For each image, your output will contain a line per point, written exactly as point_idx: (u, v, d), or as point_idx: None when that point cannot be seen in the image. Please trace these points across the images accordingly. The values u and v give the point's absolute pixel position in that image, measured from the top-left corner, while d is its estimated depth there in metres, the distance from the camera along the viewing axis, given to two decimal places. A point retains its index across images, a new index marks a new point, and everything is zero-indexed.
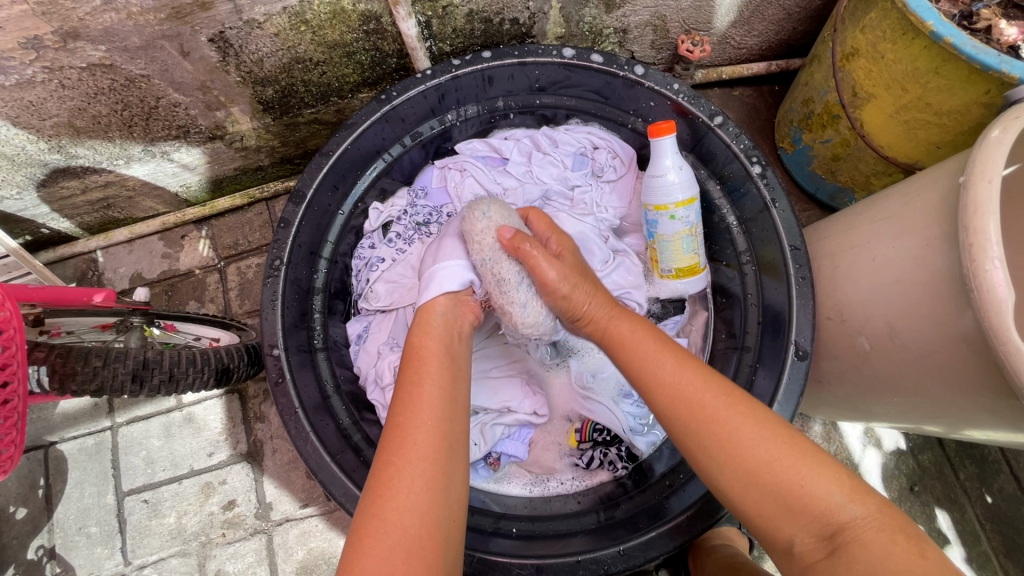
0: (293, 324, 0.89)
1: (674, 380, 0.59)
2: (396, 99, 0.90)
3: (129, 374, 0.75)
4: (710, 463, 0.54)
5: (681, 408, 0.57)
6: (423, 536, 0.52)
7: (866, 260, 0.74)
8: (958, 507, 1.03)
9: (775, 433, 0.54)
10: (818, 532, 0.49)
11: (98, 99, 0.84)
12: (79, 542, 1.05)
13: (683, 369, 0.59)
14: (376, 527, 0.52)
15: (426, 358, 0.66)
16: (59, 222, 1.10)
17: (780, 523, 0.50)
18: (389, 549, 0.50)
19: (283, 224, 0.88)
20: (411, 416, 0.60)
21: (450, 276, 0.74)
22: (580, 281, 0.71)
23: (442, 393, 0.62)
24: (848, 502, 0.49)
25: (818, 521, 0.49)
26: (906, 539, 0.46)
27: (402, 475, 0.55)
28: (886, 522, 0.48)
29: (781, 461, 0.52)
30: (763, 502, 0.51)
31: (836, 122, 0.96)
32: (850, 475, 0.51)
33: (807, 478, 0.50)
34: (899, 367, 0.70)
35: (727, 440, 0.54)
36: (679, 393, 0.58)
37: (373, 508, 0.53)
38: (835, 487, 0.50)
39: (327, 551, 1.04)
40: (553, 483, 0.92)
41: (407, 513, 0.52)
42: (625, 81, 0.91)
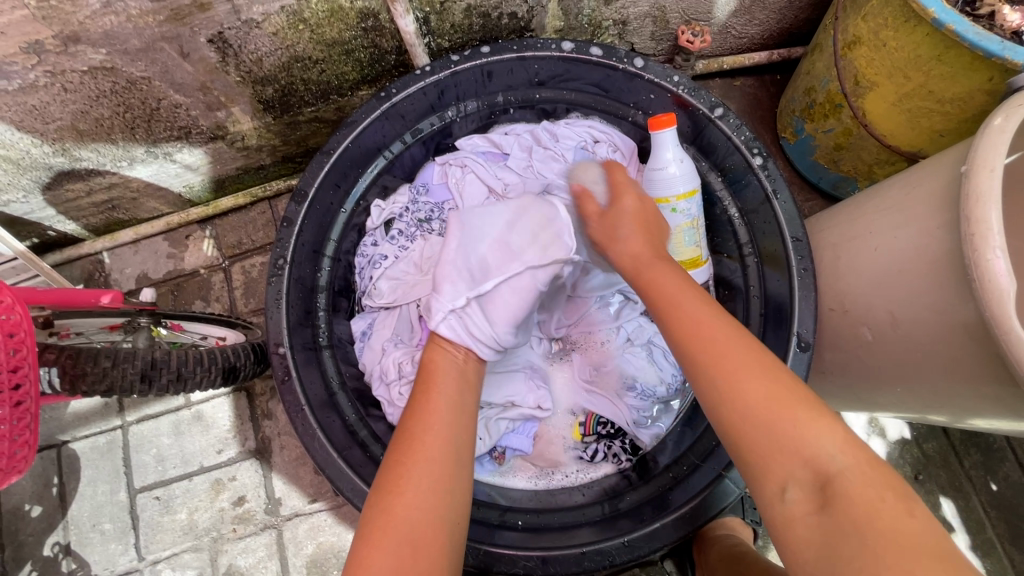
0: (298, 322, 0.90)
1: (690, 309, 0.57)
2: (396, 96, 0.90)
3: (139, 374, 0.75)
4: (707, 393, 0.53)
5: (689, 334, 0.55)
6: (422, 534, 0.54)
7: (868, 250, 0.73)
8: (963, 495, 1.03)
9: (772, 376, 0.51)
10: (809, 474, 0.47)
11: (100, 101, 0.84)
12: (94, 538, 1.08)
13: (700, 304, 0.57)
14: (378, 524, 0.55)
15: (438, 373, 0.68)
16: (65, 224, 1.11)
17: (770, 462, 0.48)
18: (387, 548, 0.53)
19: (286, 223, 0.88)
20: (421, 423, 0.62)
21: (472, 234, 0.81)
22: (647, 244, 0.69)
23: (451, 401, 0.65)
24: (836, 450, 0.47)
25: (808, 461, 0.47)
26: (895, 498, 0.44)
27: (410, 474, 0.57)
28: (873, 478, 0.45)
29: (775, 402, 0.49)
30: (757, 443, 0.49)
31: (838, 111, 0.95)
32: (842, 425, 0.49)
33: (798, 420, 0.48)
34: (902, 357, 0.70)
35: (738, 370, 0.51)
36: (690, 321, 0.56)
37: (382, 507, 0.56)
38: (828, 437, 0.48)
39: (336, 545, 1.05)
40: (557, 476, 0.92)
41: (405, 510, 0.55)
42: (625, 74, 0.91)
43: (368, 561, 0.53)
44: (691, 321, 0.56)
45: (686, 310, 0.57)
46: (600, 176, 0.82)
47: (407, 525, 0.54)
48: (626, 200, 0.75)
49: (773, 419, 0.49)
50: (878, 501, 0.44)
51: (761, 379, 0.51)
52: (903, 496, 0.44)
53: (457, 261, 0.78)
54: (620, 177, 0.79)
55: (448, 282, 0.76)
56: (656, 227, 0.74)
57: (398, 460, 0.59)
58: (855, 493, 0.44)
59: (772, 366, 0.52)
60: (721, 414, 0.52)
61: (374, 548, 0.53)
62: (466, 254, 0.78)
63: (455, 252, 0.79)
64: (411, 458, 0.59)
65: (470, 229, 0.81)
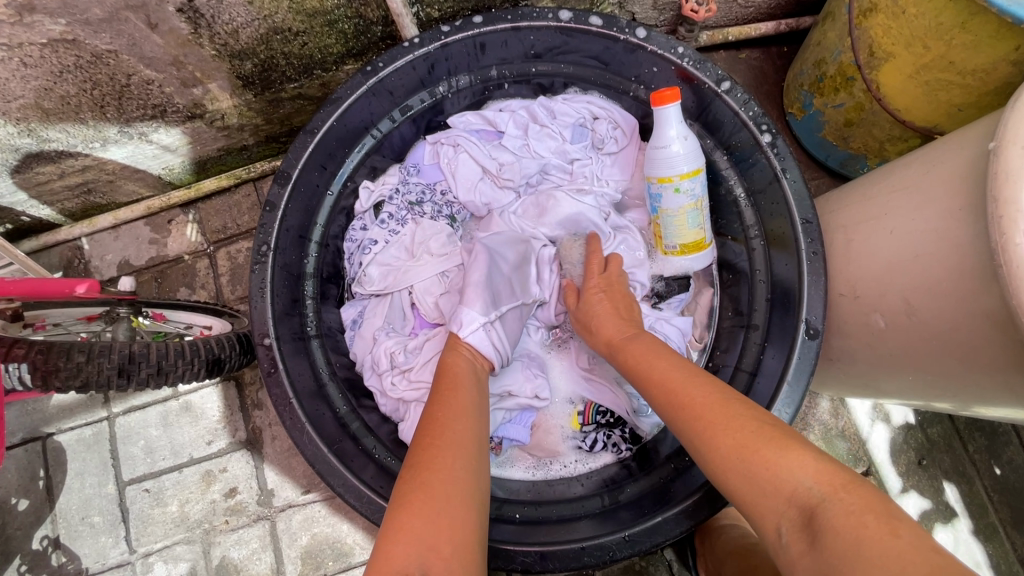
0: (285, 311, 0.86)
1: (670, 375, 0.63)
2: (383, 70, 0.85)
3: (115, 368, 0.71)
4: (696, 450, 0.55)
5: (667, 401, 0.61)
6: (453, 510, 0.51)
7: (882, 233, 0.70)
8: (967, 479, 1.02)
9: (737, 420, 0.54)
10: (795, 512, 0.45)
11: (64, 77, 0.78)
12: (83, 531, 1.06)
13: (674, 370, 0.63)
14: (412, 494, 0.52)
15: (459, 375, 0.70)
16: (40, 209, 1.06)
17: (760, 506, 0.48)
18: (427, 516, 0.50)
19: (268, 207, 0.84)
20: (451, 414, 0.62)
21: (493, 261, 0.85)
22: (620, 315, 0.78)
23: (473, 402, 0.66)
24: (812, 483, 0.46)
25: (786, 499, 0.46)
26: (877, 519, 0.41)
27: (444, 454, 0.57)
28: (857, 501, 0.43)
29: (744, 446, 0.51)
30: (743, 489, 0.50)
31: (850, 84, 0.91)
32: (823, 457, 0.48)
33: (768, 459, 0.49)
34: (917, 345, 0.66)
35: (710, 421, 0.55)
36: (670, 381, 0.62)
37: (419, 479, 0.54)
38: (801, 469, 0.47)
39: (331, 536, 1.04)
40: (555, 466, 0.90)
41: (436, 483, 0.53)
42: (626, 46, 0.85)
43: (406, 526, 0.49)
44: (665, 388, 0.62)
45: (669, 374, 0.63)
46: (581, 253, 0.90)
47: (445, 498, 0.52)
48: (597, 281, 0.83)
49: (746, 459, 0.50)
50: (860, 525, 0.41)
51: (731, 425, 0.53)
52: (886, 517, 0.41)
53: (486, 283, 0.81)
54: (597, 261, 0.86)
55: (478, 298, 0.78)
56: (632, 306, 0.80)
57: (430, 442, 0.58)
58: (837, 520, 0.42)
59: (745, 413, 0.54)
60: (708, 465, 0.53)
61: (416, 515, 0.50)
62: (489, 279, 0.82)
63: (483, 275, 0.81)
64: (442, 442, 0.58)
65: (492, 256, 0.85)
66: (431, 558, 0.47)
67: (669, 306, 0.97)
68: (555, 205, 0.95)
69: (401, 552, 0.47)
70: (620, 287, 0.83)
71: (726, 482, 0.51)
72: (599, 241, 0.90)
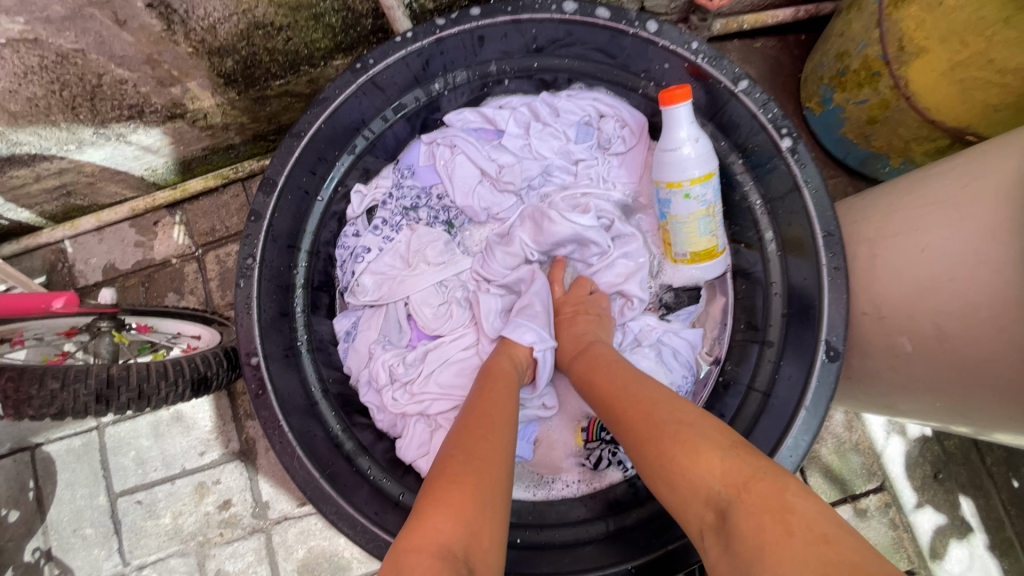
0: (273, 325, 0.81)
1: (613, 385, 0.65)
2: (374, 67, 0.79)
3: (93, 395, 0.67)
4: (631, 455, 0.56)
5: (608, 411, 0.62)
6: (493, 501, 0.51)
7: (913, 251, 0.65)
8: (983, 493, 0.98)
9: (663, 422, 0.55)
10: (711, 514, 0.47)
11: (29, 79, 0.73)
12: (76, 543, 1.03)
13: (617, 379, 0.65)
14: (451, 470, 0.53)
15: (502, 380, 0.70)
16: (18, 212, 1.01)
17: (683, 510, 0.50)
18: (471, 503, 0.50)
19: (254, 217, 0.79)
20: (490, 408, 0.63)
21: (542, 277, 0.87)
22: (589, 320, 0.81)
23: (516, 405, 0.66)
24: (721, 486, 0.47)
25: (702, 503, 0.48)
26: (768, 515, 0.43)
27: (487, 439, 0.57)
28: (755, 498, 0.45)
29: (666, 449, 0.52)
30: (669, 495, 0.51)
31: (875, 80, 0.84)
32: (731, 454, 0.49)
33: (682, 464, 0.50)
34: (946, 373, 0.62)
35: (639, 429, 0.56)
36: (612, 392, 0.64)
37: (454, 459, 0.54)
38: (710, 474, 0.48)
39: (328, 550, 1.01)
40: (558, 485, 0.87)
41: (477, 470, 0.53)
42: (635, 40, 0.79)
43: (443, 501, 0.50)
44: (608, 399, 0.63)
45: (614, 383, 0.65)
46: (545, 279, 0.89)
47: (488, 484, 0.52)
48: (562, 305, 0.84)
49: (668, 464, 0.51)
50: (756, 525, 0.43)
51: (657, 429, 0.54)
52: (779, 513, 0.43)
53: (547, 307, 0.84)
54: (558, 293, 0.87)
55: (545, 318, 0.82)
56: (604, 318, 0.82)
57: (470, 433, 0.58)
58: (742, 521, 0.44)
59: (671, 417, 0.55)
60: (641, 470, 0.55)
61: (460, 494, 0.50)
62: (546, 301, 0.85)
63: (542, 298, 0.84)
64: (486, 435, 0.58)
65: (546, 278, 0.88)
66: (472, 543, 0.47)
67: (677, 318, 0.93)
68: (550, 227, 0.87)
69: (441, 530, 0.47)
70: (581, 304, 0.83)
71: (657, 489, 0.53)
72: (564, 263, 0.90)
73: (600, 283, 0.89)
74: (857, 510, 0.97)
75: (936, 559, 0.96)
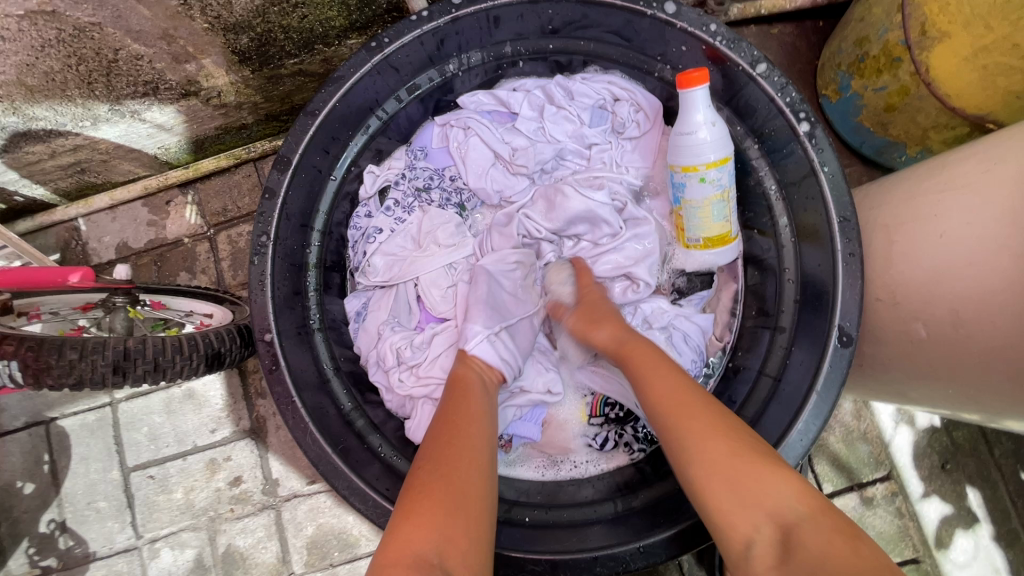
0: (286, 304, 0.82)
1: (661, 380, 0.64)
2: (389, 47, 0.78)
3: (110, 366, 0.68)
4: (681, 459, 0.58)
5: (658, 407, 0.62)
6: (466, 507, 0.57)
7: (931, 237, 0.64)
8: (990, 484, 0.98)
9: (732, 435, 0.58)
10: (771, 529, 0.51)
11: (46, 52, 0.73)
12: (90, 516, 1.05)
13: (673, 376, 0.65)
14: (424, 484, 0.59)
15: (469, 382, 0.73)
16: (33, 188, 1.02)
17: (734, 520, 0.53)
18: (446, 516, 0.56)
19: (268, 195, 0.79)
20: (463, 417, 0.67)
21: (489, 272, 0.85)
22: (608, 307, 0.78)
23: (485, 407, 0.71)
24: (794, 503, 0.51)
25: (766, 517, 0.51)
26: (841, 538, 0.47)
27: (462, 452, 0.62)
28: (825, 523, 0.49)
29: (732, 463, 0.55)
30: (720, 499, 0.54)
31: (895, 66, 0.83)
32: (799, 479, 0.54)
33: (754, 479, 0.53)
34: (960, 359, 0.62)
35: (697, 435, 0.58)
36: (665, 385, 0.64)
37: (428, 475, 0.60)
38: (787, 493, 0.52)
39: (337, 527, 1.03)
40: (566, 466, 0.88)
41: (448, 480, 0.59)
42: (653, 22, 0.78)
43: (420, 515, 0.56)
44: (662, 394, 0.63)
45: (664, 382, 0.64)
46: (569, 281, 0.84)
47: (462, 501, 0.57)
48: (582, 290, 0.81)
49: (733, 476, 0.54)
50: (825, 544, 0.47)
51: (718, 438, 0.57)
52: (849, 539, 0.47)
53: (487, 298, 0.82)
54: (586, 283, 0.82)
55: (479, 312, 0.80)
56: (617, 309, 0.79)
57: (442, 441, 0.64)
58: (810, 538, 0.48)
59: (733, 434, 0.58)
60: (692, 476, 0.56)
61: (433, 505, 0.56)
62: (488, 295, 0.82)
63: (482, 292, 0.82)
64: (457, 442, 0.64)
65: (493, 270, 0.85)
66: (447, 547, 0.54)
67: (690, 303, 0.93)
68: (564, 202, 0.88)
69: (415, 540, 0.54)
70: (602, 297, 0.80)
71: (706, 494, 0.55)
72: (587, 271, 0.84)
73: (609, 263, 0.89)
74: (864, 498, 0.97)
75: (941, 548, 0.97)
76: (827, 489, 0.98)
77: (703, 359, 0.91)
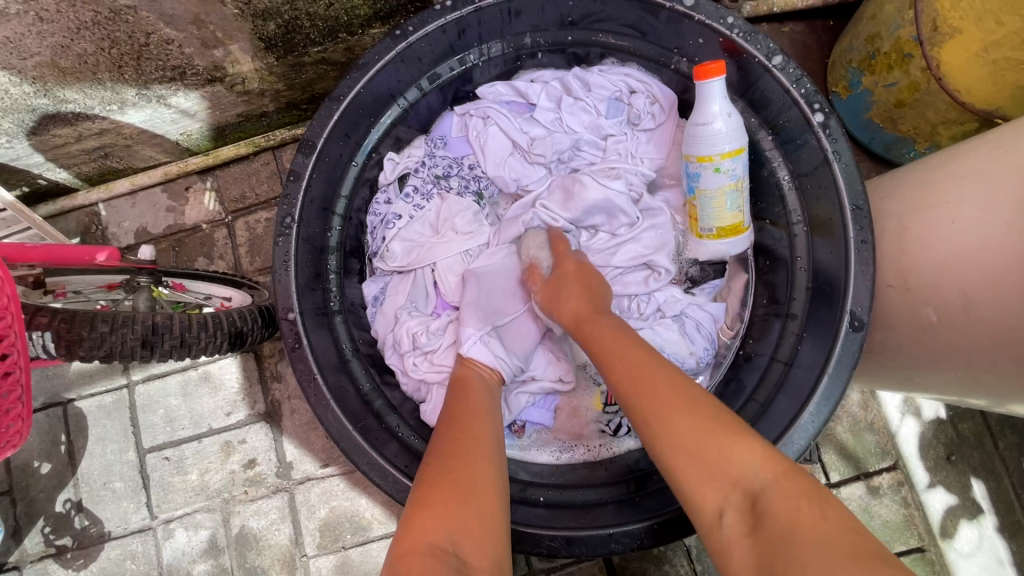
0: (308, 285, 0.84)
1: (625, 359, 0.64)
2: (413, 35, 0.80)
3: (139, 340, 0.70)
4: (649, 435, 0.58)
5: (624, 382, 0.62)
6: (478, 497, 0.58)
7: (943, 224, 0.66)
8: (995, 476, 1.00)
9: (698, 407, 0.56)
10: (738, 496, 0.50)
11: (81, 35, 0.75)
12: (105, 496, 1.07)
13: (636, 352, 0.64)
14: (435, 477, 0.60)
15: (471, 382, 0.77)
16: (56, 172, 1.04)
17: (701, 490, 0.52)
18: (458, 505, 0.56)
19: (293, 177, 0.81)
20: (467, 414, 0.69)
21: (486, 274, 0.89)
22: (573, 279, 0.78)
23: (487, 405, 0.73)
24: (759, 470, 0.50)
25: (733, 485, 0.51)
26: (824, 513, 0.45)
27: (470, 445, 0.64)
28: (794, 486, 0.48)
29: (699, 431, 0.54)
30: (686, 468, 0.54)
31: (906, 62, 0.85)
32: (771, 447, 0.52)
33: (722, 446, 0.53)
34: (970, 341, 0.63)
35: (663, 407, 0.57)
36: (627, 362, 0.63)
37: (440, 468, 0.60)
38: (755, 462, 0.51)
39: (350, 510, 1.04)
40: (579, 450, 0.89)
41: (458, 472, 0.60)
42: (671, 14, 0.79)
43: (429, 507, 0.56)
44: (626, 372, 0.62)
45: (626, 361, 0.64)
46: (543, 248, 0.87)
47: (471, 488, 0.58)
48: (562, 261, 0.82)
49: (697, 446, 0.53)
50: (795, 511, 0.46)
51: (686, 409, 0.56)
52: (818, 501, 0.46)
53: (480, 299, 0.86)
54: (563, 250, 0.84)
55: (471, 314, 0.85)
56: (596, 283, 0.78)
57: (450, 439, 0.65)
58: (775, 503, 0.47)
59: (700, 407, 0.56)
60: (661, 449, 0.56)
61: (443, 494, 0.57)
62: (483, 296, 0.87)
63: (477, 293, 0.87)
64: (465, 436, 0.65)
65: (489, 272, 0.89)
66: (460, 536, 0.54)
67: (703, 291, 0.95)
68: (582, 192, 0.90)
69: (429, 533, 0.54)
70: (578, 266, 0.80)
71: (670, 466, 0.55)
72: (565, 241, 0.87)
73: (629, 252, 0.92)
74: (870, 487, 0.99)
75: (946, 537, 0.98)
76: (834, 478, 0.99)
77: (715, 347, 0.92)
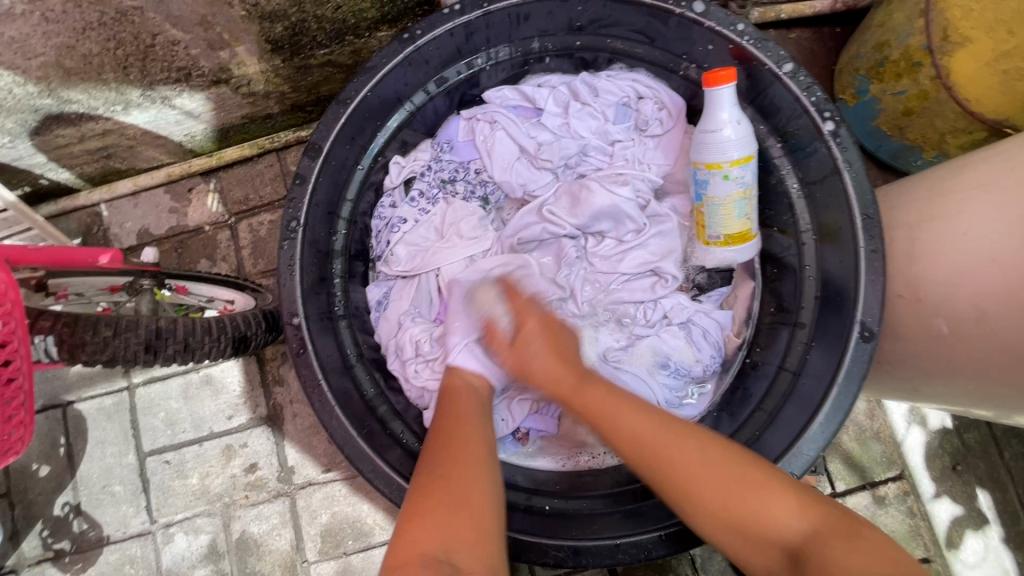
0: (312, 289, 0.83)
1: (632, 428, 0.66)
2: (421, 38, 0.79)
3: (142, 345, 0.70)
4: (689, 511, 0.62)
5: (640, 454, 0.65)
6: (468, 502, 0.58)
7: (954, 234, 0.65)
8: (1000, 487, 0.99)
9: (722, 462, 0.61)
10: (779, 550, 0.56)
11: (87, 35, 0.75)
12: (105, 499, 1.06)
13: (642, 420, 0.67)
14: (430, 483, 0.60)
15: (460, 393, 0.75)
16: (59, 173, 1.03)
17: (747, 550, 0.58)
18: (452, 512, 0.57)
19: (299, 180, 0.80)
20: (459, 421, 0.69)
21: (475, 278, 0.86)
22: (546, 338, 0.74)
23: (477, 412, 0.73)
24: (800, 523, 0.56)
25: (777, 544, 0.56)
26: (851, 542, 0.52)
27: (462, 451, 0.64)
28: (835, 529, 0.54)
29: (727, 492, 0.59)
30: (728, 533, 0.59)
31: (915, 70, 0.85)
32: (798, 493, 0.58)
33: (754, 501, 0.58)
34: (982, 354, 0.63)
35: (687, 475, 0.62)
36: (636, 435, 0.66)
37: (432, 475, 0.61)
38: (788, 515, 0.56)
39: (352, 516, 1.03)
40: (584, 457, 0.88)
41: (452, 479, 0.60)
42: (681, 21, 0.79)
43: (423, 515, 0.57)
44: (639, 442, 0.65)
45: (631, 433, 0.66)
46: (497, 299, 0.80)
47: (463, 494, 0.59)
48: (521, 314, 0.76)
49: (730, 506, 0.58)
50: (831, 550, 0.52)
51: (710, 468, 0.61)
52: (855, 538, 0.52)
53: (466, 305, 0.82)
54: (519, 300, 0.78)
55: (457, 321, 0.81)
56: (568, 337, 0.76)
57: (443, 445, 0.65)
58: (816, 553, 0.53)
59: (725, 464, 0.61)
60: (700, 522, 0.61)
61: (435, 501, 0.58)
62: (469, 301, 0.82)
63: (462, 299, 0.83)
64: (458, 441, 0.65)
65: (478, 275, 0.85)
66: (453, 542, 0.55)
67: (709, 299, 0.94)
68: (589, 197, 0.89)
69: (423, 541, 0.55)
70: (539, 321, 0.75)
71: (710, 526, 0.60)
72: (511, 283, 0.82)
73: (636, 258, 0.91)
74: (876, 497, 0.98)
75: (951, 548, 0.97)
76: (839, 487, 0.99)
77: (721, 355, 0.92)
